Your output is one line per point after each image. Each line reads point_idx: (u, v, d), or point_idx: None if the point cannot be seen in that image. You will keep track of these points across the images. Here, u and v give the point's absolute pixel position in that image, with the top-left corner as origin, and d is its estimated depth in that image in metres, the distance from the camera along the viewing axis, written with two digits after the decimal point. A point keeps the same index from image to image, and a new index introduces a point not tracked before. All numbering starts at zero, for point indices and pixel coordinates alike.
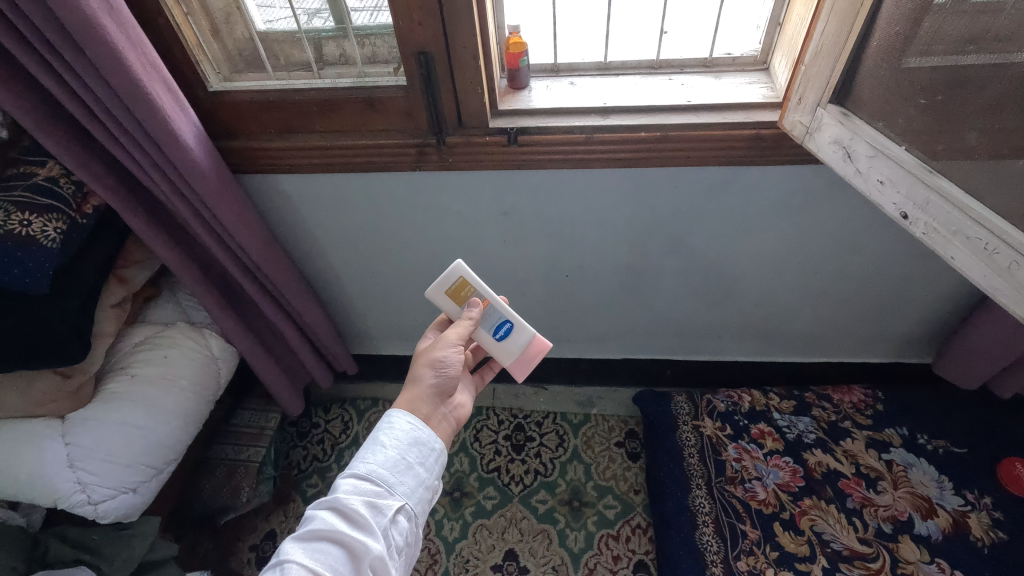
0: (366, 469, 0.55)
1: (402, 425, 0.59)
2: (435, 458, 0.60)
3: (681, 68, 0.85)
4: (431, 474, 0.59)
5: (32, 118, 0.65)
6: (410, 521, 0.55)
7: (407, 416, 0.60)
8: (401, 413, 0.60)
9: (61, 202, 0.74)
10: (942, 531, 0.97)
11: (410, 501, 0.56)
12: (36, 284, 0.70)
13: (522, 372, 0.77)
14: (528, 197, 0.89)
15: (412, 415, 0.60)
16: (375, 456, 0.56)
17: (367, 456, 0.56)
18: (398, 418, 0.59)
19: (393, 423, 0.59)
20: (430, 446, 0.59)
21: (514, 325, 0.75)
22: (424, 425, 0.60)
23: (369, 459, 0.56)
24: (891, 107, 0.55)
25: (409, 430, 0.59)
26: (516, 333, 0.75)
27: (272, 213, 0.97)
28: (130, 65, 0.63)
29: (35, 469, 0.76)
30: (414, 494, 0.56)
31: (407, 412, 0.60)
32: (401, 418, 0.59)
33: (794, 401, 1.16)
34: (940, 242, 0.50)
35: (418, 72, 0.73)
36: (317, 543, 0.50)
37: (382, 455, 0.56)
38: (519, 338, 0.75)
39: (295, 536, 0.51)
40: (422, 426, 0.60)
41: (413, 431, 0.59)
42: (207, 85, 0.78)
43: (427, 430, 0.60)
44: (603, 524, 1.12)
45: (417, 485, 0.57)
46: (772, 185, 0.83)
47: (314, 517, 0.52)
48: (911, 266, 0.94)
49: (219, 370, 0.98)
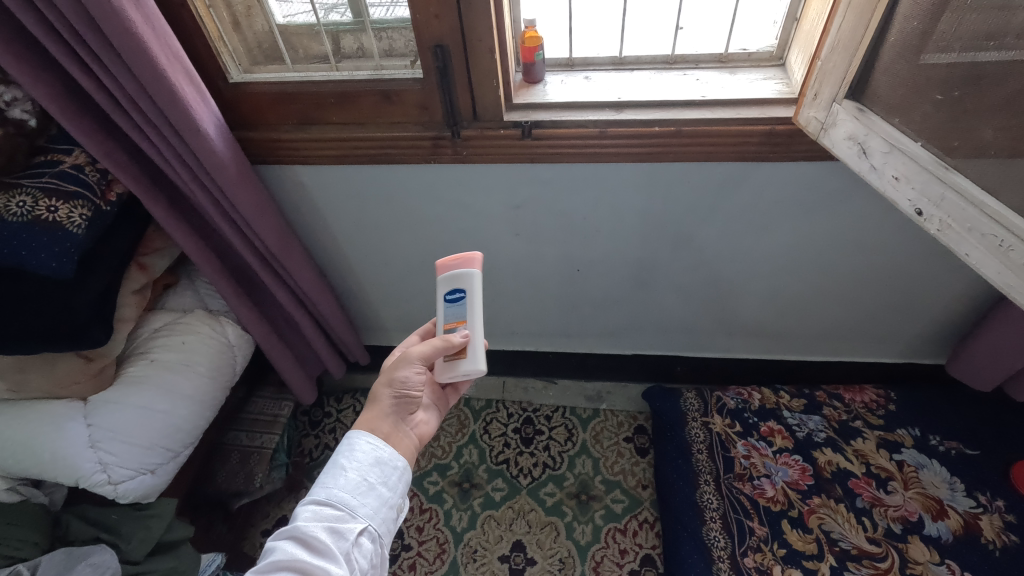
0: (326, 494, 0.55)
1: (363, 446, 0.60)
2: (399, 476, 0.60)
3: (696, 63, 0.85)
4: (395, 493, 0.59)
5: (59, 107, 0.67)
6: (374, 542, 0.56)
7: (368, 438, 0.61)
8: (361, 435, 0.61)
9: (88, 189, 0.75)
10: (952, 532, 0.96)
11: (374, 522, 0.56)
12: (60, 268, 0.73)
13: (468, 255, 0.76)
14: (541, 191, 0.90)
15: (373, 436, 0.61)
16: (335, 480, 0.57)
17: (327, 481, 0.57)
18: (359, 440, 0.60)
19: (354, 446, 0.60)
20: (392, 465, 0.60)
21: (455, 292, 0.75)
22: (385, 444, 0.61)
23: (329, 483, 0.56)
24: (907, 103, 0.55)
25: (370, 450, 0.60)
26: (453, 283, 0.75)
27: (288, 204, 0.98)
28: (154, 55, 0.64)
29: (58, 449, 0.78)
30: (377, 515, 0.57)
31: (368, 433, 0.61)
32: (362, 439, 0.60)
33: (804, 400, 1.16)
34: (954, 239, 0.50)
35: (435, 65, 0.73)
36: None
37: (342, 479, 0.57)
38: (450, 278, 0.76)
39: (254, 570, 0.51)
40: (383, 445, 0.61)
41: (374, 451, 0.60)
42: (226, 76, 0.79)
43: (389, 449, 0.61)
44: (610, 518, 1.13)
45: (380, 506, 0.57)
46: (785, 181, 0.83)
47: (275, 548, 0.52)
48: (926, 265, 0.94)
49: (235, 358, 1.00)
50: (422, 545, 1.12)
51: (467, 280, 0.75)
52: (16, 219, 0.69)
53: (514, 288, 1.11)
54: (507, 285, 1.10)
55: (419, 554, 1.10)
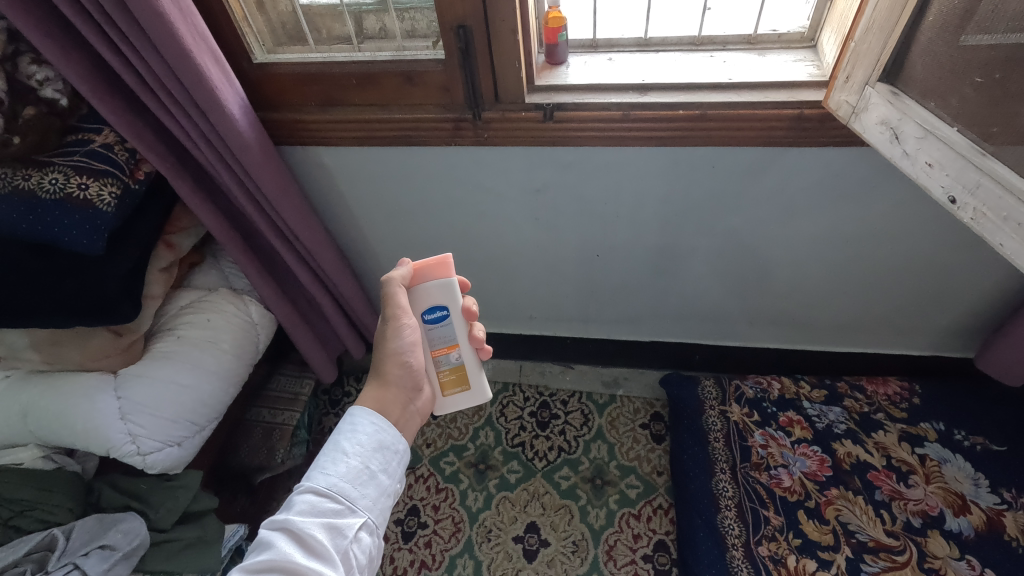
0: (326, 484, 0.55)
1: (366, 430, 0.60)
2: (398, 461, 0.62)
3: (724, 44, 0.83)
4: (394, 480, 0.60)
5: (88, 85, 0.68)
6: (372, 535, 0.57)
7: (372, 420, 0.61)
8: (366, 416, 0.61)
9: (117, 168, 0.77)
10: (974, 528, 0.95)
11: (372, 514, 0.57)
12: (92, 246, 0.74)
13: (439, 262, 0.72)
14: (562, 175, 0.89)
15: (377, 417, 0.62)
16: (336, 468, 0.57)
17: (329, 470, 0.56)
18: (363, 421, 0.61)
19: (357, 429, 0.60)
20: (393, 449, 0.61)
21: (440, 309, 0.73)
22: (389, 428, 0.62)
23: (330, 471, 0.56)
24: (945, 87, 0.53)
25: (373, 435, 0.60)
26: (432, 299, 0.72)
27: (311, 185, 0.99)
28: (181, 37, 0.65)
29: (91, 420, 0.81)
30: (376, 506, 0.58)
31: (372, 413, 0.62)
32: (365, 422, 0.61)
33: (825, 390, 1.15)
34: (988, 228, 0.49)
35: (457, 46, 0.73)
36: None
37: (343, 466, 0.57)
38: (426, 293, 0.72)
39: (243, 566, 0.49)
40: (386, 428, 0.62)
41: (377, 435, 0.60)
42: (251, 57, 0.80)
43: (392, 432, 0.62)
44: (625, 503, 1.13)
45: (379, 496, 0.58)
46: (812, 167, 0.81)
47: (269, 544, 0.51)
48: (958, 255, 0.91)
49: (258, 336, 1.01)
50: (438, 523, 1.14)
51: (445, 292, 0.72)
52: (49, 196, 0.72)
53: (533, 270, 1.11)
54: (525, 267, 1.10)
55: (434, 532, 1.13)
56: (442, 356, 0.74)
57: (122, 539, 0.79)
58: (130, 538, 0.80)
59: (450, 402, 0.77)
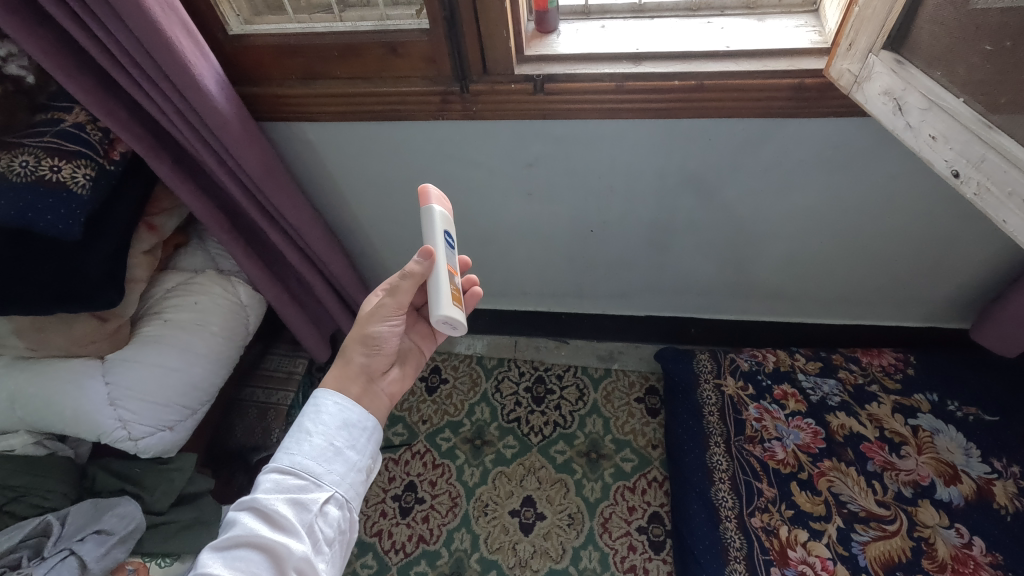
0: (290, 462, 0.55)
1: (330, 409, 0.60)
2: (367, 437, 0.60)
3: (722, 10, 0.79)
4: (363, 456, 0.59)
5: (54, 63, 0.65)
6: (341, 508, 0.56)
7: (335, 400, 0.60)
8: (329, 397, 0.61)
9: (90, 149, 0.74)
10: (964, 497, 0.96)
11: (340, 488, 0.56)
12: (68, 231, 0.72)
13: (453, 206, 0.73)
14: (555, 149, 0.87)
15: (340, 397, 0.61)
16: (299, 447, 0.56)
17: (291, 449, 0.56)
18: (326, 402, 0.60)
19: (321, 408, 0.59)
20: (360, 426, 0.60)
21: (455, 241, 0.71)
22: (354, 406, 0.61)
23: (294, 450, 0.56)
24: (951, 54, 0.51)
25: (337, 413, 0.59)
26: (449, 224, 0.69)
27: (298, 162, 0.96)
28: (150, 9, 0.61)
29: (80, 406, 0.80)
30: (344, 481, 0.57)
31: (336, 394, 0.61)
32: (328, 402, 0.60)
33: (820, 362, 1.15)
34: (992, 204, 0.48)
35: (442, 15, 0.69)
36: (234, 551, 0.51)
37: (307, 445, 0.56)
38: (446, 218, 0.69)
39: (212, 546, 0.51)
40: (351, 407, 0.61)
41: (342, 414, 0.60)
42: (226, 29, 0.76)
43: (357, 411, 0.61)
44: (619, 476, 1.14)
45: (347, 471, 0.57)
46: (812, 139, 0.79)
47: (235, 521, 0.52)
48: (955, 227, 0.90)
49: (247, 318, 0.99)
50: (435, 498, 1.15)
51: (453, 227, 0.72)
52: (21, 179, 0.69)
53: (526, 245, 1.09)
54: (517, 242, 1.08)
55: (431, 507, 1.14)
56: (452, 275, 0.68)
57: (118, 524, 0.79)
58: (126, 522, 0.80)
59: (456, 317, 0.66)
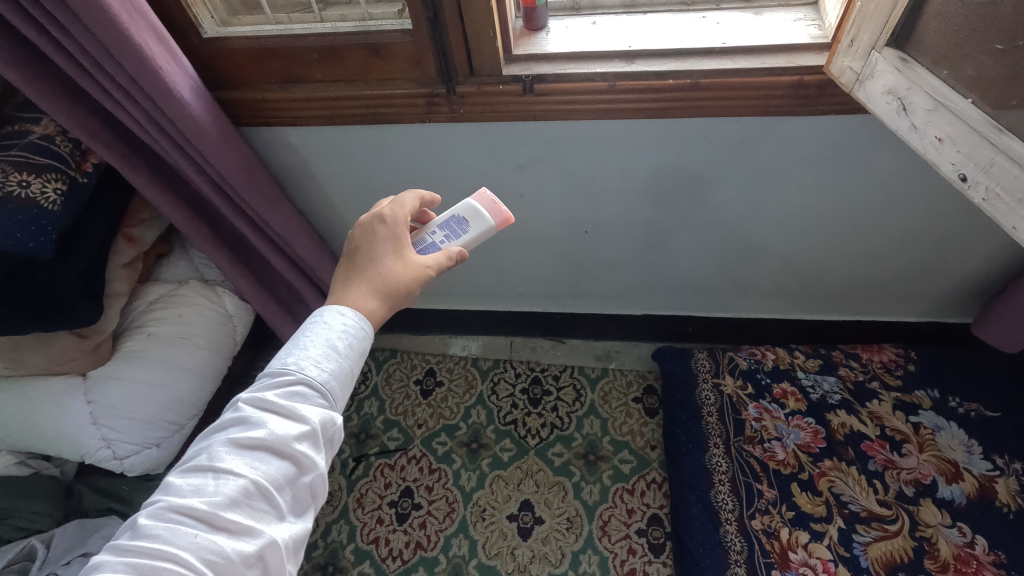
0: (319, 381, 0.48)
1: (360, 336, 0.51)
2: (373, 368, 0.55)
3: (718, 4, 0.76)
4: None
5: (19, 73, 0.62)
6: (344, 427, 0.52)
7: (364, 328, 0.52)
8: (362, 324, 0.52)
9: (61, 162, 0.71)
10: (966, 496, 0.95)
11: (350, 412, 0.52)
12: (40, 248, 0.69)
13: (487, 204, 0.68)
14: (545, 149, 0.84)
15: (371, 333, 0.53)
16: (329, 365, 0.48)
17: (322, 362, 0.48)
18: (358, 326, 0.51)
19: (353, 331, 0.51)
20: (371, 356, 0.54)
21: None
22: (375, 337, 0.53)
23: (324, 368, 0.48)
24: (961, 52, 0.48)
25: (365, 342, 0.52)
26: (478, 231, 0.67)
27: (283, 167, 0.93)
28: (117, 17, 0.58)
29: (62, 427, 0.80)
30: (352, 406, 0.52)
31: (366, 321, 0.52)
32: (360, 327, 0.51)
33: (820, 360, 1.13)
34: (1001, 210, 0.45)
35: (424, 15, 0.66)
36: (255, 453, 0.45)
37: (336, 366, 0.49)
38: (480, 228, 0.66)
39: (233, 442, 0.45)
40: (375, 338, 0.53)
41: (366, 344, 0.52)
42: (201, 32, 0.73)
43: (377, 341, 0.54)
44: (618, 478, 1.13)
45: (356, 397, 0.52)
46: (811, 136, 0.76)
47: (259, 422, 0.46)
48: (958, 223, 0.88)
49: (234, 328, 0.97)
50: (432, 504, 1.13)
51: None
52: None
53: (519, 247, 1.06)
54: (510, 244, 1.06)
55: (428, 513, 1.12)
56: None
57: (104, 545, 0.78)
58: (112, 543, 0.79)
59: None
